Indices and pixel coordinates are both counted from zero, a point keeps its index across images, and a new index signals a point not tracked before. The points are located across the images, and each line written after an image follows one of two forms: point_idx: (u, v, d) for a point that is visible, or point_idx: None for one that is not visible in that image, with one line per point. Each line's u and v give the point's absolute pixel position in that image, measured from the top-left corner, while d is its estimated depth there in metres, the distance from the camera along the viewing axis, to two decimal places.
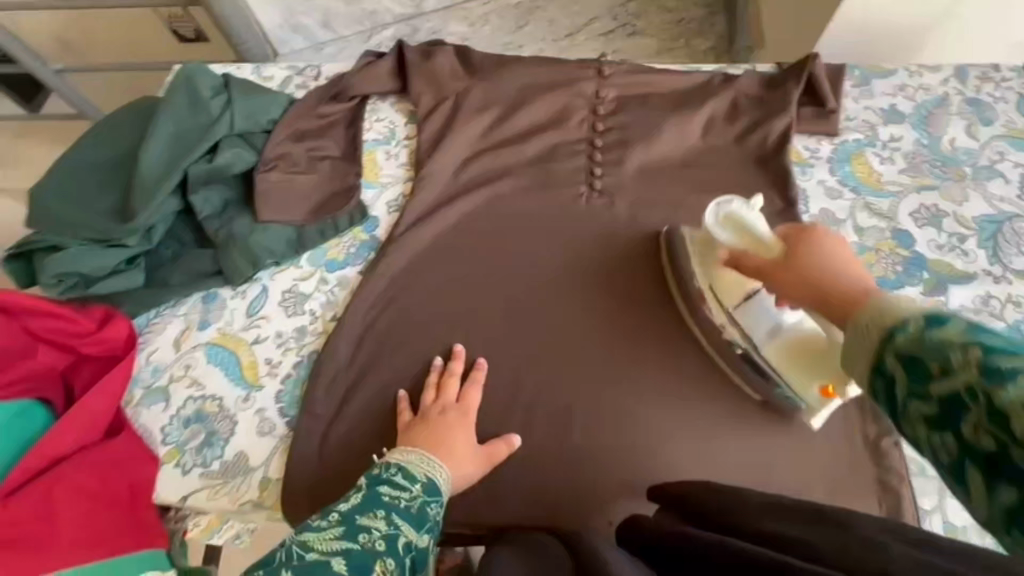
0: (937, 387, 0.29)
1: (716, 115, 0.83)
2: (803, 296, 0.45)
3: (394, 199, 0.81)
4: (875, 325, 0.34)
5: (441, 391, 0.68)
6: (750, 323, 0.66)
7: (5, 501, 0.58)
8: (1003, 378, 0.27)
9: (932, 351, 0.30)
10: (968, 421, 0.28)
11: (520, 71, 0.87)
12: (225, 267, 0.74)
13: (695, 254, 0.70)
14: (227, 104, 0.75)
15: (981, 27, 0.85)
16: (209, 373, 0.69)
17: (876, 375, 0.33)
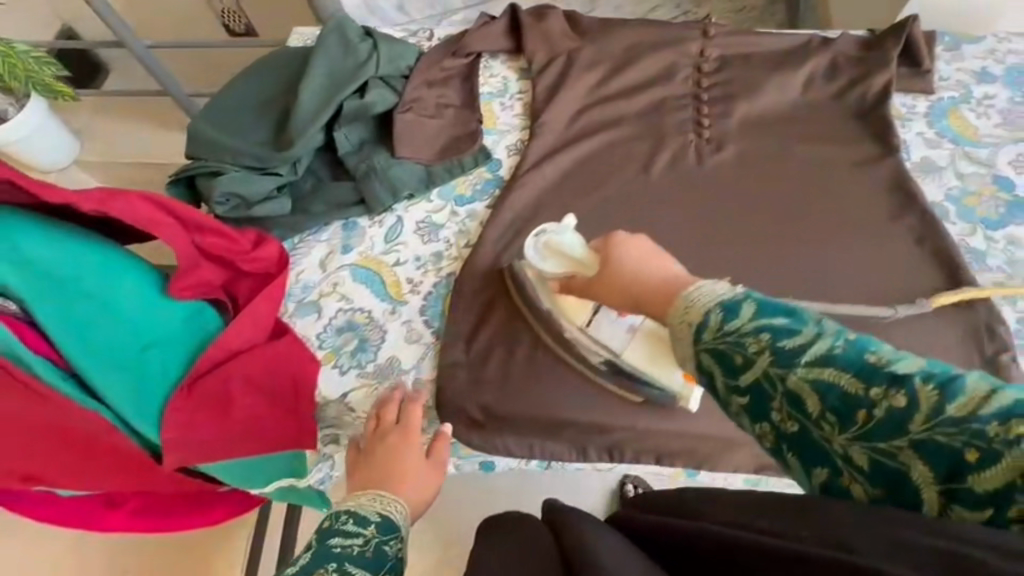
0: (748, 380, 0.38)
1: (816, 72, 0.88)
2: (631, 305, 0.51)
3: (513, 143, 0.87)
4: (685, 324, 0.42)
5: (380, 419, 0.65)
6: (606, 336, 0.67)
7: (189, 391, 0.65)
8: (790, 365, 0.37)
9: (735, 346, 0.39)
10: (776, 407, 0.38)
11: (627, 32, 0.93)
12: (367, 196, 0.80)
13: (543, 294, 0.69)
14: (373, 48, 0.82)
15: None
16: (356, 289, 0.75)
17: (700, 372, 0.41)
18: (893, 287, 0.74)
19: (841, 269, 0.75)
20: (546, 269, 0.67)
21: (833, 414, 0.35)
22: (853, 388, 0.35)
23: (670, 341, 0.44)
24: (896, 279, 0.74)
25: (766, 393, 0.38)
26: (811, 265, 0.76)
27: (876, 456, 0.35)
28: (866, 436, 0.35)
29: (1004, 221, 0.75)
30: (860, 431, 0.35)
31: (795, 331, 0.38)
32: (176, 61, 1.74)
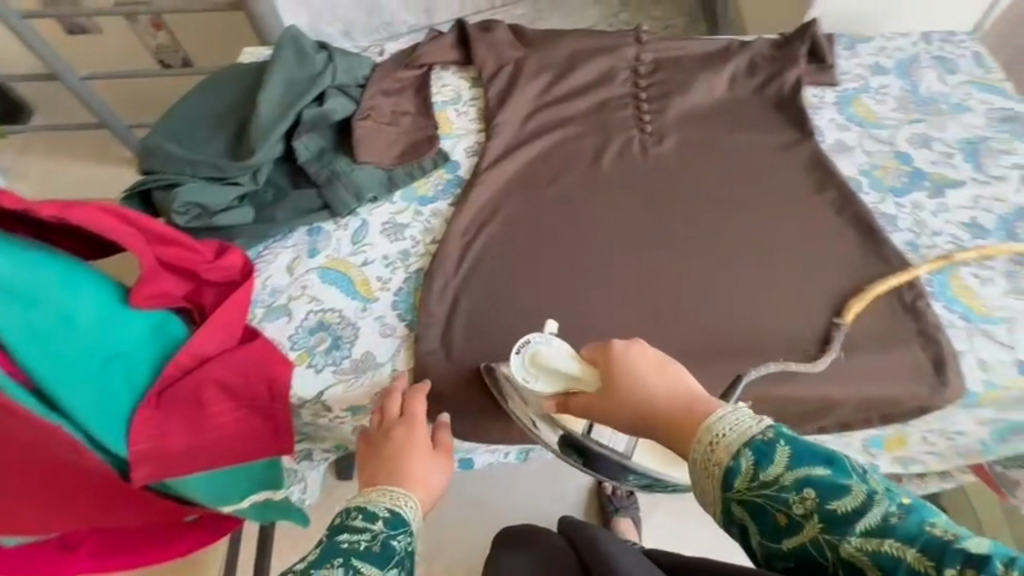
0: (790, 540, 0.43)
1: (738, 71, 0.98)
2: (641, 427, 0.58)
3: (470, 146, 0.92)
4: (716, 473, 0.48)
5: (384, 411, 0.67)
6: (608, 441, 0.71)
7: (159, 402, 0.65)
8: (839, 530, 0.41)
9: (776, 500, 0.44)
10: (828, 572, 0.41)
11: (569, 41, 1.00)
12: (332, 201, 0.81)
13: (539, 407, 0.68)
14: (328, 60, 0.85)
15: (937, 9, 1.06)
16: (326, 290, 0.76)
17: (733, 520, 0.47)
18: (825, 249, 0.81)
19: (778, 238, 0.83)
20: (536, 386, 0.65)
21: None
22: (918, 563, 0.37)
23: (695, 475, 0.51)
24: (827, 243, 0.82)
25: (813, 556, 0.42)
26: (754, 237, 0.83)
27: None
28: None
29: (909, 189, 0.85)
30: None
31: (840, 487, 0.42)
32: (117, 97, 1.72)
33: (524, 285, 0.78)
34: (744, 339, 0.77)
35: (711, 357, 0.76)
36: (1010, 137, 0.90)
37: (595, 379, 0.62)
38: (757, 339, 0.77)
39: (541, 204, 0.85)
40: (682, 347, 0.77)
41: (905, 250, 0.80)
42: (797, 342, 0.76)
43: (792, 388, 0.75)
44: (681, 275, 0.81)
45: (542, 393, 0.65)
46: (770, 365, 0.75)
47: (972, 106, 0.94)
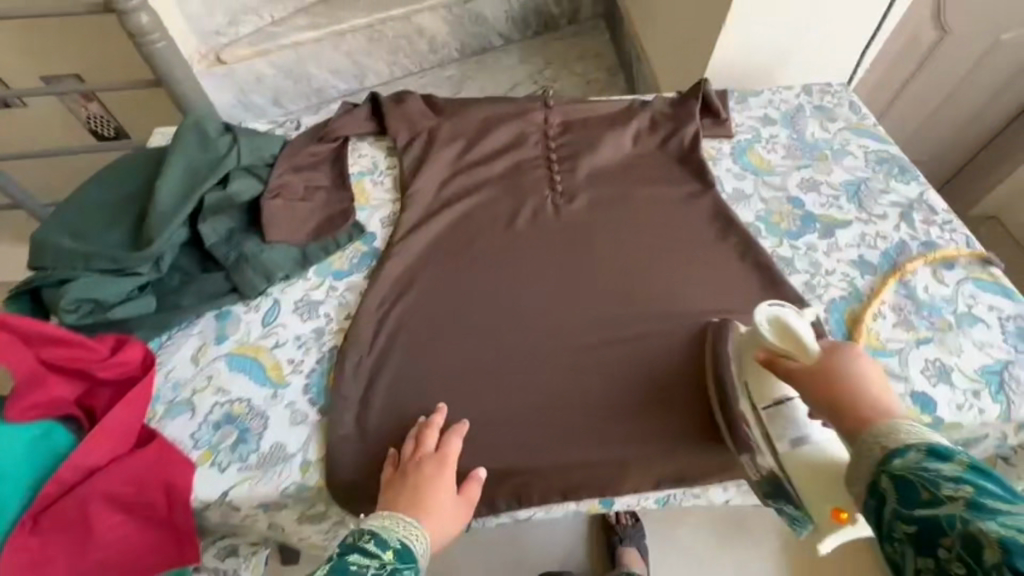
0: (924, 510, 0.46)
1: (641, 129, 1.04)
2: (832, 403, 0.61)
3: (386, 216, 0.92)
4: (880, 447, 0.53)
5: (420, 443, 0.69)
6: (778, 429, 0.69)
7: (43, 517, 0.60)
8: (980, 515, 0.42)
9: (925, 479, 0.48)
10: (945, 543, 0.43)
11: (481, 108, 1.05)
12: (240, 284, 0.79)
13: (749, 368, 0.73)
14: (233, 142, 0.84)
15: (820, 61, 1.18)
16: (233, 379, 0.72)
17: (876, 492, 0.51)
18: (730, 294, 0.85)
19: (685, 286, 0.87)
20: (763, 333, 0.69)
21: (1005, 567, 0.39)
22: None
23: (860, 450, 0.55)
24: (731, 288, 0.86)
25: (939, 526, 0.44)
26: (664, 286, 0.87)
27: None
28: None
29: (801, 232, 0.91)
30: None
31: (1009, 501, 0.43)
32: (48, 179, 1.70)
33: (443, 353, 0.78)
34: (661, 387, 0.80)
35: (631, 409, 0.78)
36: (887, 177, 0.98)
37: (817, 358, 0.64)
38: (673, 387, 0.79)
39: (458, 269, 0.87)
40: (603, 401, 0.78)
41: (802, 290, 0.85)
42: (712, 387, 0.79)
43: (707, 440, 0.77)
44: (595, 329, 0.84)
45: (761, 340, 0.70)
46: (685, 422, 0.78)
47: (852, 150, 1.03)
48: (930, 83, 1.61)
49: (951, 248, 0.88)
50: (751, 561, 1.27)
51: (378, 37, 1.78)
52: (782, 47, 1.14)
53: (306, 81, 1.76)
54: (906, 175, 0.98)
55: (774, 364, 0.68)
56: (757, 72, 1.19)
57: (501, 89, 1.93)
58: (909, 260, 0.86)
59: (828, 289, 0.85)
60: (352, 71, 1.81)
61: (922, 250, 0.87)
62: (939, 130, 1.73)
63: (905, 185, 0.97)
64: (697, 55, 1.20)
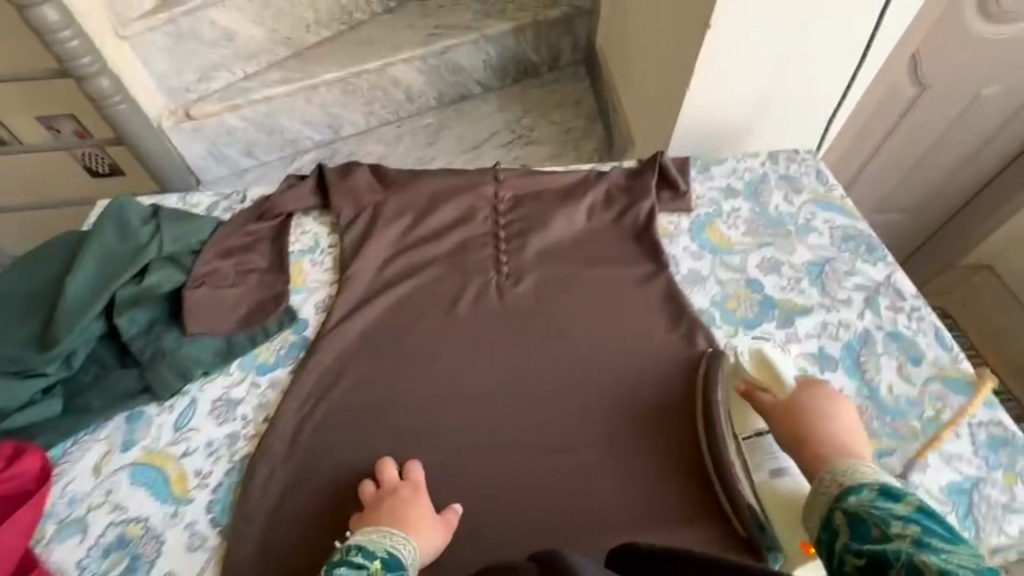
0: (874, 545, 0.51)
1: (596, 203, 0.99)
2: (802, 441, 0.68)
3: (321, 301, 0.88)
4: (839, 487, 0.60)
5: (383, 476, 0.70)
6: (756, 459, 0.74)
7: None
8: (923, 550, 0.47)
9: (876, 516, 0.54)
10: (892, 574, 0.47)
11: (430, 181, 1.01)
12: (153, 384, 0.75)
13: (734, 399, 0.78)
14: (156, 230, 0.81)
15: (787, 121, 1.17)
16: (133, 494, 0.67)
17: (832, 527, 0.57)
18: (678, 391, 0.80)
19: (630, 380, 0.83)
20: (742, 366, 0.78)
21: None
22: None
23: (821, 492, 0.62)
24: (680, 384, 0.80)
25: (887, 558, 0.48)
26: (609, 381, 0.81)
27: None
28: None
29: (757, 320, 0.87)
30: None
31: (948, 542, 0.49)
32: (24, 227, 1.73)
33: (365, 461, 0.73)
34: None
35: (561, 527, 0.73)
36: (853, 257, 0.93)
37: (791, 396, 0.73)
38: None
39: (390, 362, 0.82)
40: (536, 511, 0.75)
41: None
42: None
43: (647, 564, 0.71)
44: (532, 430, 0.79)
45: (741, 372, 0.78)
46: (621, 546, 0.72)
47: (817, 226, 0.98)
48: (913, 135, 1.56)
49: (919, 340, 0.82)
50: None
51: (352, 88, 1.76)
52: (749, 106, 1.13)
53: (279, 133, 1.75)
54: (874, 254, 0.93)
55: (754, 398, 0.75)
56: (725, 133, 1.18)
57: (478, 137, 1.90)
58: (871, 356, 0.81)
59: None
60: (326, 121, 1.80)
61: (887, 343, 0.82)
62: (926, 180, 1.67)
63: (872, 266, 0.92)
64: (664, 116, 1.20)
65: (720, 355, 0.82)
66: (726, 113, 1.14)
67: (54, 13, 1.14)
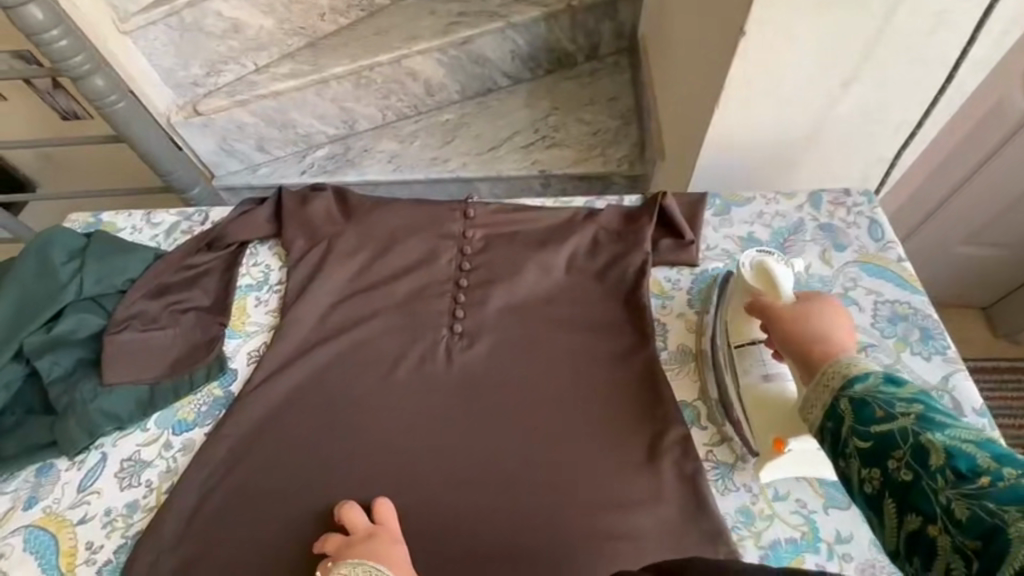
0: (879, 427, 0.43)
1: (578, 250, 0.84)
2: (796, 331, 0.56)
3: (256, 349, 0.80)
4: (840, 373, 0.48)
5: (359, 518, 0.64)
6: (745, 364, 0.68)
7: None
8: (930, 428, 0.41)
9: (883, 401, 0.44)
10: (895, 455, 0.42)
11: (393, 213, 0.89)
12: (60, 437, 0.70)
13: (733, 305, 0.72)
14: (78, 270, 0.76)
15: (847, 145, 0.98)
16: (23, 562, 0.64)
17: (831, 413, 0.47)
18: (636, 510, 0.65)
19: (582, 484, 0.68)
20: (743, 275, 0.71)
21: (951, 473, 0.38)
22: (988, 464, 0.37)
23: (814, 382, 0.50)
24: (640, 500, 0.65)
25: (892, 440, 0.42)
26: (553, 484, 0.68)
27: (979, 510, 0.35)
28: (976, 494, 0.36)
29: None
30: (973, 488, 0.36)
31: (951, 416, 0.42)
32: (69, 206, 1.86)
33: (258, 557, 0.65)
34: None
35: None
36: (899, 345, 0.73)
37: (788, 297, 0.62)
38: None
39: (312, 433, 0.72)
40: None
41: (731, 525, 0.65)
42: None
43: None
44: (456, 534, 0.66)
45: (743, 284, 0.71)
46: None
47: (857, 297, 0.78)
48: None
49: None
50: None
51: (366, 82, 1.65)
52: (803, 120, 0.94)
53: (291, 128, 1.68)
54: (928, 344, 0.73)
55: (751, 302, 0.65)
56: (764, 151, 1.01)
57: (498, 136, 1.76)
58: None
59: (772, 526, 0.65)
60: (340, 116, 1.72)
61: None
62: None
63: (923, 361, 0.72)
64: (695, 127, 1.03)
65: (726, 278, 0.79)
66: (759, 144, 1.00)
67: (41, 12, 1.12)
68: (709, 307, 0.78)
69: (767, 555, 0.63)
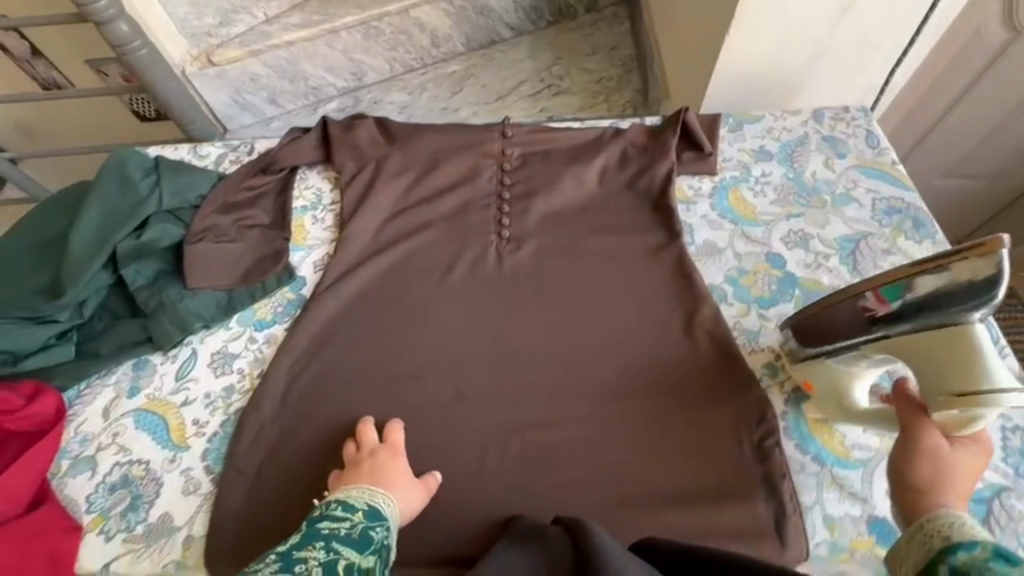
0: None
1: (609, 163, 0.92)
2: (926, 475, 0.51)
3: (320, 259, 0.87)
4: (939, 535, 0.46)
5: (362, 441, 0.68)
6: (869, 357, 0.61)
7: None
8: None
9: None
10: None
11: (434, 135, 0.96)
12: (155, 334, 0.77)
13: (936, 351, 0.53)
14: (155, 184, 0.82)
15: (846, 71, 1.06)
16: (137, 439, 0.71)
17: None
18: (683, 372, 0.73)
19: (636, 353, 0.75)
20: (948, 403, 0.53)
21: None
22: None
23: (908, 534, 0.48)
24: (689, 363, 0.73)
25: None
26: (610, 354, 0.75)
27: None
28: None
29: (776, 299, 0.79)
30: None
31: None
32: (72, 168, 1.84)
33: (347, 424, 0.71)
34: (595, 474, 0.68)
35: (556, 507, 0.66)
36: (895, 233, 0.84)
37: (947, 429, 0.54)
38: (607, 490, 0.67)
39: (382, 323, 0.79)
40: (522, 486, 0.68)
41: (758, 376, 0.72)
42: (648, 487, 0.66)
43: None
44: (525, 398, 0.73)
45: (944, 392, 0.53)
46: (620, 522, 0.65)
47: (857, 195, 0.88)
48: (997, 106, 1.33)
49: None
50: None
51: (375, 32, 1.68)
52: (808, 48, 1.01)
53: (302, 80, 1.71)
54: (920, 231, 0.84)
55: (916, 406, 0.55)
56: (771, 78, 1.08)
57: (505, 86, 1.80)
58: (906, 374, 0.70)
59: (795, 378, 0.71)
60: (349, 68, 1.75)
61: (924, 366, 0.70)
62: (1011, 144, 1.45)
63: (916, 245, 0.83)
64: (707, 56, 1.09)
65: (967, 309, 0.51)
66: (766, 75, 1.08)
67: None
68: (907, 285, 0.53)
69: (793, 401, 0.70)
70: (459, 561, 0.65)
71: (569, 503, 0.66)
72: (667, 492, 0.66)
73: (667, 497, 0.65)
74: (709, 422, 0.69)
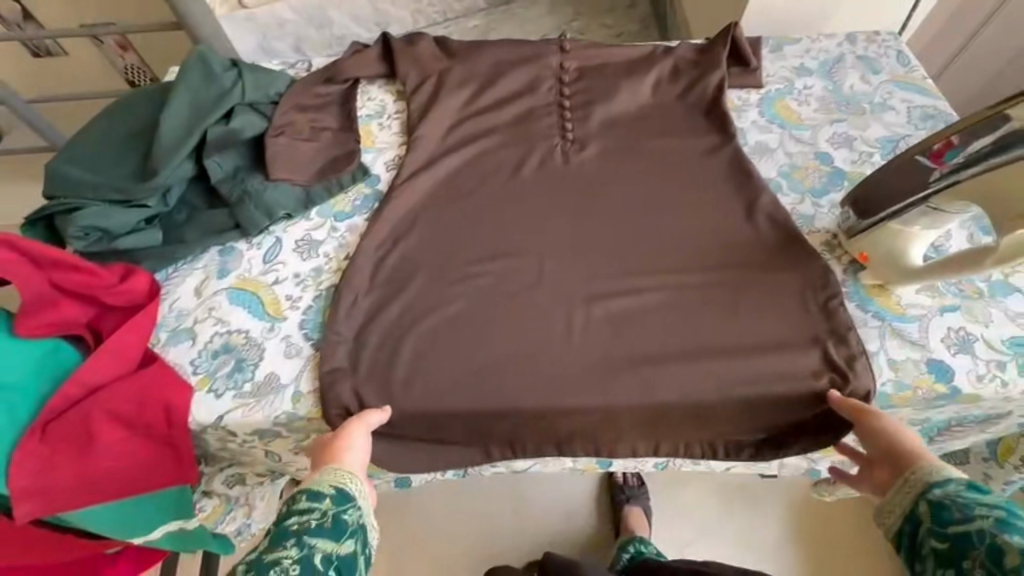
0: (956, 528, 0.52)
1: (662, 76, 0.95)
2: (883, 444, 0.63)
3: (391, 159, 0.90)
4: (917, 481, 0.58)
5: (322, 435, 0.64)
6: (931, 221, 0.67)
7: (71, 411, 0.64)
8: (1007, 530, 0.50)
9: (957, 505, 0.54)
10: (972, 556, 0.50)
11: (493, 49, 0.97)
12: (242, 220, 0.80)
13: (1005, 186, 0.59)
14: (238, 78, 0.85)
15: None
16: (233, 311, 0.75)
17: (914, 516, 0.57)
18: (748, 249, 0.78)
19: (704, 236, 0.80)
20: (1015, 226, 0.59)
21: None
22: None
23: (893, 487, 0.60)
24: (755, 243, 0.78)
25: (970, 541, 0.51)
26: (679, 240, 0.80)
27: None
28: None
29: (827, 189, 0.85)
30: None
31: None
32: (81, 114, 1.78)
33: (436, 300, 0.75)
34: (673, 339, 0.73)
35: (638, 364, 0.72)
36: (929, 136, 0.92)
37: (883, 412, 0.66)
38: (685, 348, 0.72)
39: (460, 216, 0.82)
40: (608, 351, 0.72)
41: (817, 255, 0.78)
42: (722, 345, 0.72)
43: (724, 393, 0.71)
44: (602, 276, 0.77)
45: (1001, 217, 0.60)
46: (699, 372, 0.71)
47: (894, 104, 0.95)
48: (1013, 59, 1.18)
49: None
50: (757, 528, 1.27)
51: None
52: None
53: None
54: None
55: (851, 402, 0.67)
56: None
57: None
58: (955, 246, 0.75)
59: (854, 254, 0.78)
60: None
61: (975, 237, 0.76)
62: (995, 93, 1.26)
63: None
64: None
65: None
66: (797, 14, 1.05)
67: None
68: (968, 141, 0.61)
69: (852, 271, 0.76)
70: (552, 413, 0.71)
71: (652, 362, 0.72)
72: (739, 348, 0.72)
73: (739, 353, 0.72)
74: (775, 290, 0.75)
